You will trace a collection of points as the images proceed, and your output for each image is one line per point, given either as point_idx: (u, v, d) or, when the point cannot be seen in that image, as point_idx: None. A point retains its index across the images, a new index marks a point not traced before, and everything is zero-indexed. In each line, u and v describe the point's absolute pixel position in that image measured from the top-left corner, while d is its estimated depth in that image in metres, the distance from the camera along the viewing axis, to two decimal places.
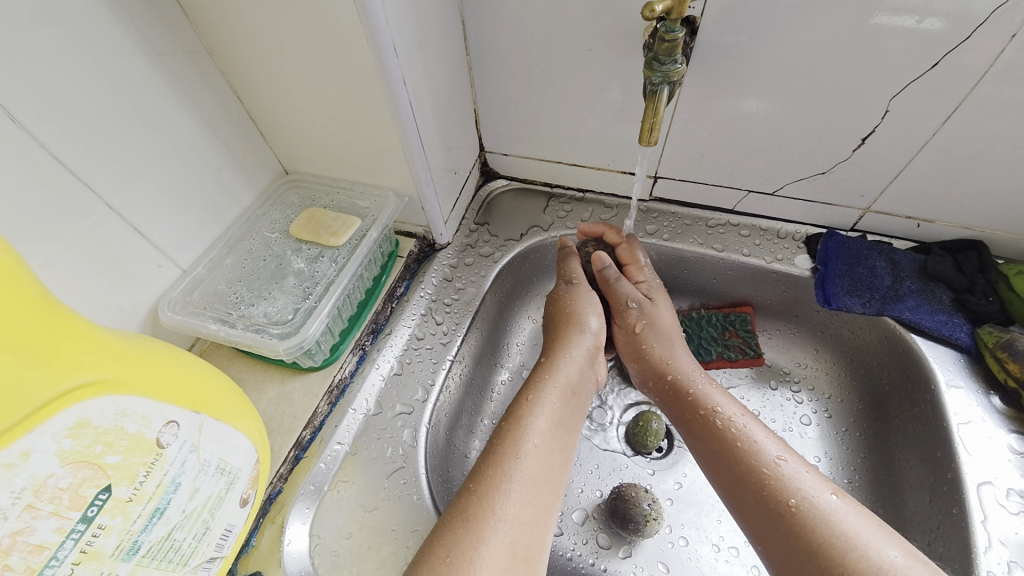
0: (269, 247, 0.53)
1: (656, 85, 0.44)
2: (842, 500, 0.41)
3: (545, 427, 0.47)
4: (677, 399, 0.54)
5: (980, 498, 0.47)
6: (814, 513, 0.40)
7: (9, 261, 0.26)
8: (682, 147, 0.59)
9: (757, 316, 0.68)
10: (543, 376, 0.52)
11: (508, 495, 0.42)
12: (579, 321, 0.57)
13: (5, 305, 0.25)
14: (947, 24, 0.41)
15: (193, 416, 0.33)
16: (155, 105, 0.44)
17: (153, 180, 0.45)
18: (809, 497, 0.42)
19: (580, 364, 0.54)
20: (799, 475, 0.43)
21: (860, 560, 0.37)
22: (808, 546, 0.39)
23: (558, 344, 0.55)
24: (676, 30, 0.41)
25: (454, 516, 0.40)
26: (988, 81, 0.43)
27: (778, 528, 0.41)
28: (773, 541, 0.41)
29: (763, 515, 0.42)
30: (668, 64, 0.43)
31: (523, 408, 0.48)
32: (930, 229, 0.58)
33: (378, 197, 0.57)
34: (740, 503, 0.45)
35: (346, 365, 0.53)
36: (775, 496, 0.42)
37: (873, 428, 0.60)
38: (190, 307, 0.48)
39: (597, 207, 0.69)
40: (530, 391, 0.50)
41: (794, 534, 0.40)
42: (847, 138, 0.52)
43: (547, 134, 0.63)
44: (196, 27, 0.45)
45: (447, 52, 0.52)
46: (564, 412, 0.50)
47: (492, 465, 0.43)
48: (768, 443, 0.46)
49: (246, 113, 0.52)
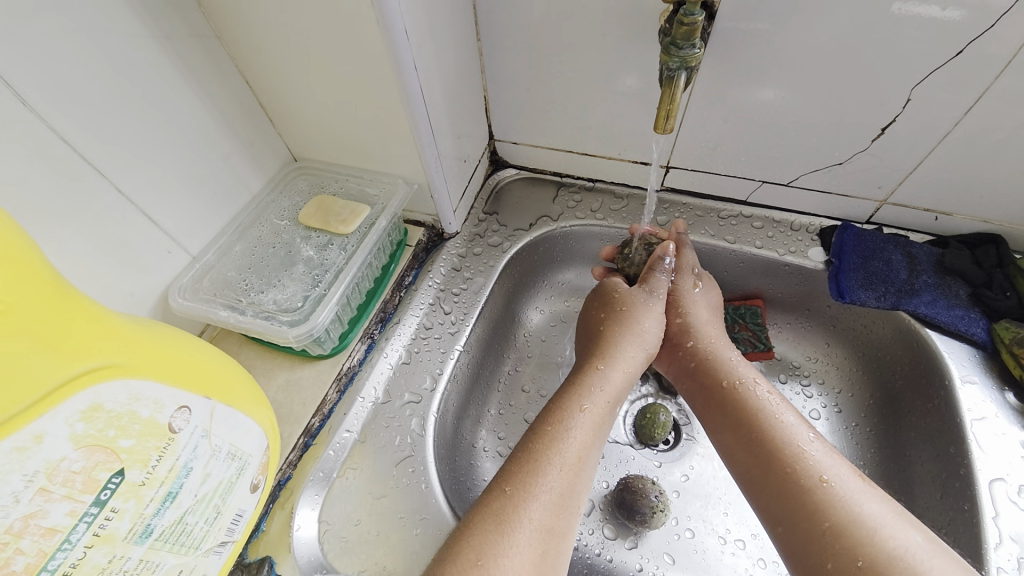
0: (278, 234, 0.53)
1: (673, 70, 0.43)
2: (868, 485, 0.41)
3: (585, 438, 0.46)
4: (707, 366, 0.53)
5: (992, 494, 0.47)
6: (840, 492, 0.40)
7: (19, 244, 0.25)
8: (695, 137, 0.58)
9: (768, 309, 0.68)
10: (588, 381, 0.50)
11: (541, 503, 0.41)
12: (640, 330, 0.54)
13: (16, 287, 0.25)
14: (978, 9, 0.39)
15: (204, 401, 0.33)
16: (164, 89, 0.43)
17: (162, 166, 0.44)
18: (837, 476, 0.41)
19: (630, 376, 0.53)
20: (828, 460, 0.43)
21: (887, 542, 0.37)
22: (831, 524, 0.39)
23: (613, 351, 0.53)
24: (697, 13, 0.40)
25: (486, 518, 0.40)
26: (1009, 73, 0.42)
27: (796, 512, 0.41)
28: (791, 516, 0.41)
29: (786, 501, 0.42)
30: (687, 48, 0.42)
31: (567, 417, 0.47)
32: (947, 222, 0.57)
33: (387, 185, 0.56)
34: (759, 488, 0.44)
35: (354, 353, 0.53)
36: (801, 477, 0.42)
37: (884, 422, 0.60)
38: (200, 294, 0.48)
39: (607, 197, 0.68)
40: (574, 398, 0.49)
41: (816, 510, 0.40)
42: (866, 128, 0.51)
43: (558, 122, 0.62)
44: (204, 10, 0.44)
45: (458, 37, 0.52)
46: (606, 422, 0.49)
47: (528, 471, 0.43)
48: (795, 424, 0.46)
49: (254, 99, 0.52)
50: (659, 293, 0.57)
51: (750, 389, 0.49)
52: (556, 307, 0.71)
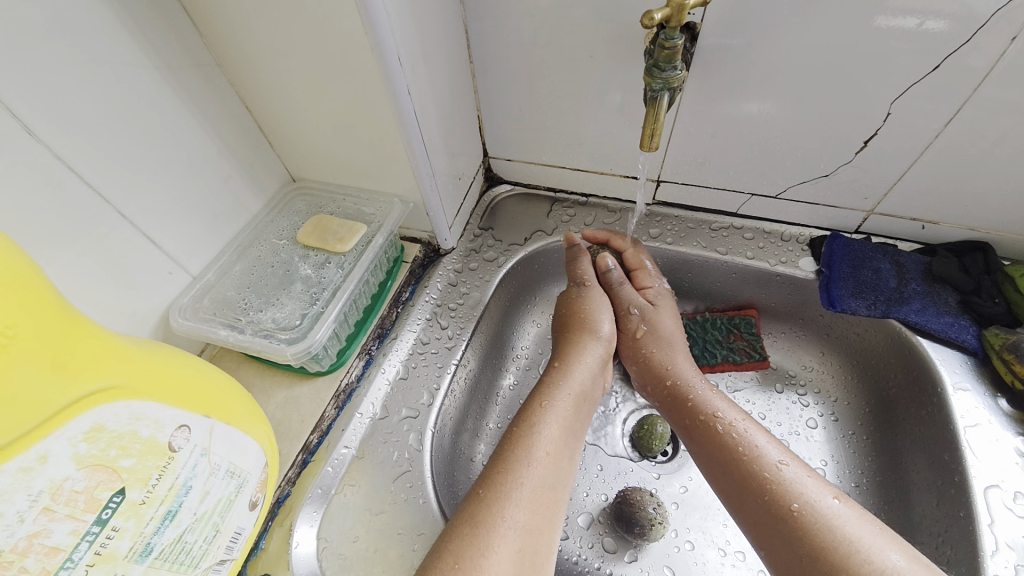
0: (277, 253, 0.54)
1: (656, 91, 0.45)
2: (844, 504, 0.41)
3: (554, 433, 0.47)
4: (677, 404, 0.54)
5: (987, 501, 0.47)
6: (817, 517, 0.40)
7: (27, 272, 0.26)
8: (685, 151, 0.59)
9: (762, 319, 0.68)
10: (552, 381, 0.52)
11: (516, 503, 0.42)
12: (591, 327, 0.57)
13: (27, 314, 0.25)
14: (958, 22, 0.41)
15: (204, 420, 0.34)
16: (167, 116, 0.45)
17: (163, 188, 0.46)
18: (811, 501, 0.41)
19: (592, 371, 0.54)
20: (805, 482, 0.43)
21: (865, 564, 0.37)
22: (811, 550, 0.39)
23: (569, 349, 0.56)
24: (676, 37, 0.41)
25: (463, 523, 0.40)
26: (991, 81, 0.43)
27: (780, 531, 0.41)
28: (775, 545, 0.42)
29: (767, 524, 0.42)
30: (669, 70, 0.43)
31: (533, 416, 0.48)
32: (935, 230, 0.58)
33: (384, 204, 0.58)
34: (743, 508, 0.45)
35: (352, 369, 0.53)
36: (778, 501, 0.42)
37: (880, 430, 0.60)
38: (201, 313, 0.48)
39: (600, 211, 0.69)
40: (539, 397, 0.50)
41: (796, 539, 0.40)
42: (850, 141, 0.52)
43: (551, 139, 0.64)
44: (206, 40, 0.46)
45: (451, 60, 0.53)
46: (574, 417, 0.50)
47: (502, 471, 0.43)
48: (762, 444, 0.46)
49: (254, 123, 0.53)
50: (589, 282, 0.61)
51: (722, 418, 0.49)
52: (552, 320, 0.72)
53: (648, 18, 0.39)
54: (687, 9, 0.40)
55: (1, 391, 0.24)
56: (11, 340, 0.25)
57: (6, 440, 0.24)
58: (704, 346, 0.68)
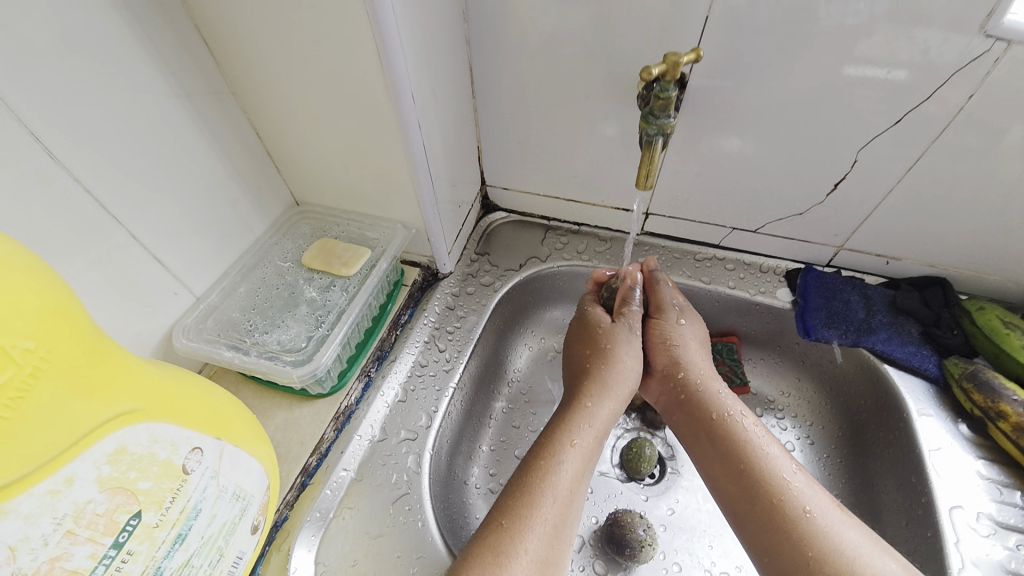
0: (281, 275, 0.55)
1: (651, 136, 0.48)
2: (845, 513, 0.44)
3: (577, 470, 0.48)
4: (690, 402, 0.54)
5: (953, 521, 0.50)
6: (819, 527, 0.43)
7: (66, 297, 0.27)
8: (672, 187, 0.63)
9: (743, 345, 0.72)
10: (579, 415, 0.51)
11: (536, 535, 0.43)
12: (630, 366, 0.55)
13: (64, 339, 0.26)
14: (917, 72, 0.46)
15: (215, 442, 0.34)
16: (183, 140, 0.46)
17: (174, 210, 0.47)
18: (820, 508, 0.44)
19: (618, 406, 0.54)
20: (810, 491, 0.45)
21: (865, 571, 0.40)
22: (819, 557, 0.41)
23: (603, 385, 0.54)
24: (670, 89, 0.45)
25: (485, 550, 0.41)
26: (950, 130, 0.49)
27: (784, 536, 0.43)
28: (775, 548, 0.44)
29: (773, 527, 0.44)
30: (663, 118, 0.47)
31: (559, 450, 0.48)
32: (898, 266, 0.63)
33: (387, 229, 0.59)
34: (746, 511, 0.46)
35: (352, 391, 0.54)
36: (786, 507, 0.45)
37: (853, 454, 0.63)
38: (204, 334, 0.49)
39: (592, 240, 0.73)
40: (565, 432, 0.50)
41: (802, 545, 0.42)
42: (822, 183, 0.57)
43: (547, 170, 0.67)
44: (223, 69, 0.48)
45: (456, 96, 0.57)
46: (595, 453, 0.50)
47: (523, 504, 0.44)
48: (771, 449, 0.49)
49: (263, 149, 0.55)
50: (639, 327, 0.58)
51: (735, 425, 0.51)
52: (544, 343, 0.74)
53: (648, 73, 0.43)
54: (681, 66, 0.44)
55: (36, 414, 0.24)
56: (50, 364, 0.25)
57: (38, 462, 0.24)
58: None
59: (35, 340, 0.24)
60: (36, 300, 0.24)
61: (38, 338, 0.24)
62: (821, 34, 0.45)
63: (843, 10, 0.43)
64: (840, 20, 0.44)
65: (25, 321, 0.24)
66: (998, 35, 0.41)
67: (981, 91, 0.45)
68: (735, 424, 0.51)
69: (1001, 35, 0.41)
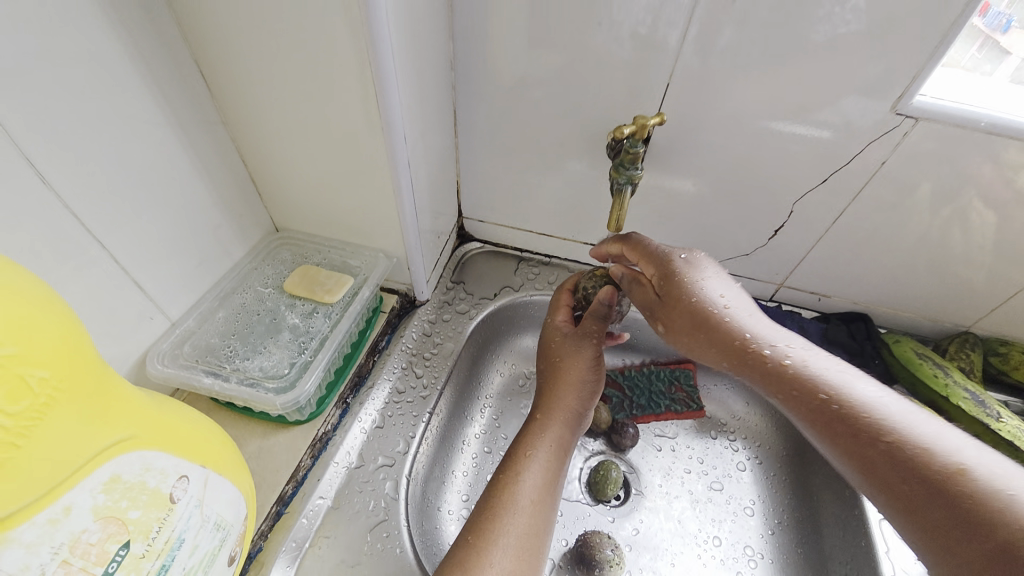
0: (262, 301, 0.55)
1: (621, 184, 0.54)
2: (927, 417, 0.39)
3: (537, 482, 0.50)
4: (751, 358, 0.45)
5: (883, 531, 0.57)
6: (914, 442, 0.37)
7: (76, 327, 0.27)
8: (636, 226, 0.69)
9: (698, 371, 0.78)
10: (535, 431, 0.54)
11: (500, 547, 0.45)
12: (576, 379, 0.56)
13: (74, 368, 0.26)
14: (837, 132, 0.54)
15: (200, 470, 0.34)
16: (171, 167, 0.47)
17: (157, 236, 0.47)
18: (901, 423, 0.38)
19: (573, 418, 0.56)
20: (877, 398, 0.41)
21: (983, 490, 0.34)
22: (918, 473, 0.36)
23: (555, 399, 0.56)
24: (638, 146, 0.51)
25: (453, 567, 0.43)
26: (874, 180, 0.57)
27: (880, 453, 0.38)
28: (876, 466, 0.38)
29: (861, 438, 0.39)
30: (631, 170, 0.53)
31: (517, 464, 0.51)
32: (828, 301, 0.71)
33: (369, 258, 0.61)
34: (820, 424, 0.41)
35: (329, 418, 0.54)
36: (874, 427, 0.39)
37: (795, 472, 0.69)
38: (180, 360, 0.48)
39: (562, 271, 0.77)
40: (523, 446, 0.53)
41: (895, 454, 0.37)
42: (764, 228, 0.65)
43: (522, 206, 0.72)
44: (216, 100, 0.49)
45: (441, 135, 0.60)
46: (554, 467, 0.52)
47: (487, 519, 0.47)
48: (836, 388, 0.42)
49: (248, 176, 0.56)
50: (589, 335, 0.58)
51: (788, 365, 0.44)
52: (515, 368, 0.76)
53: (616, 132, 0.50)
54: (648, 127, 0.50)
55: (43, 442, 0.25)
56: (60, 393, 0.26)
57: (41, 491, 0.25)
58: (650, 396, 0.76)
59: (49, 369, 0.25)
60: (54, 330, 0.25)
61: (52, 368, 0.25)
62: (763, 104, 0.53)
63: (780, 87, 0.52)
64: (777, 94, 0.52)
65: (41, 350, 0.24)
66: (908, 113, 0.50)
67: (890, 158, 0.54)
68: (795, 372, 0.43)
69: (909, 113, 0.50)
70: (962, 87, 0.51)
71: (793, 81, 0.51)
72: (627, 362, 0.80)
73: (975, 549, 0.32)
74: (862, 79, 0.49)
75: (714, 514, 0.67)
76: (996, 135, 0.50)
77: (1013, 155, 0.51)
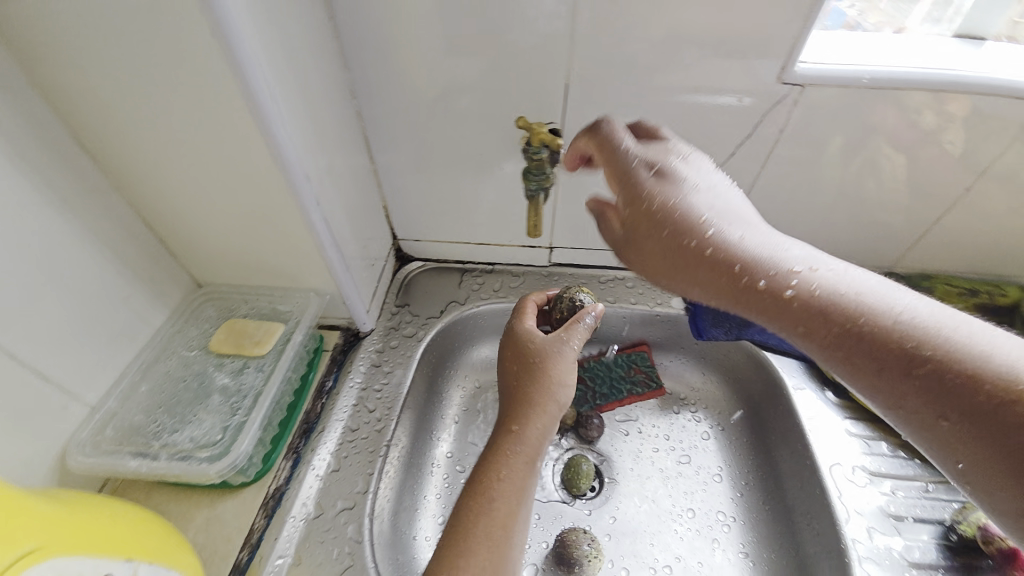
0: (187, 365, 0.53)
1: (534, 190, 0.55)
2: (912, 298, 0.37)
3: (510, 503, 0.49)
4: (735, 274, 0.41)
5: (831, 477, 0.61)
6: (933, 343, 0.34)
7: None
8: (567, 222, 0.71)
9: (654, 351, 0.80)
10: (507, 444, 0.52)
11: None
12: (555, 381, 0.55)
13: None
14: (730, 118, 0.57)
15: (124, 564, 0.34)
16: (60, 245, 0.44)
17: (57, 320, 0.44)
18: (899, 310, 0.36)
19: (549, 426, 0.54)
20: (862, 284, 0.39)
21: (983, 362, 0.32)
22: (937, 363, 0.33)
23: (530, 405, 0.53)
24: (540, 151, 0.54)
25: None
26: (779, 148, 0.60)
27: (884, 349, 0.35)
28: (887, 367, 0.35)
29: (854, 328, 0.36)
30: (540, 174, 0.55)
31: (488, 488, 0.49)
32: None
33: (300, 299, 0.59)
34: (811, 322, 0.38)
35: (279, 473, 0.53)
36: (874, 323, 0.36)
37: (752, 434, 0.71)
38: (103, 446, 0.46)
39: (506, 277, 0.78)
40: (494, 464, 0.51)
41: (911, 355, 0.34)
42: None
43: (452, 219, 0.72)
44: (99, 166, 0.46)
45: (353, 163, 0.60)
46: (526, 483, 0.51)
47: (455, 549, 0.46)
48: (809, 269, 0.40)
49: (155, 238, 0.53)
50: (568, 341, 0.58)
51: (795, 277, 0.39)
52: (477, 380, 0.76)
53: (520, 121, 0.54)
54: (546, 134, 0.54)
55: None
56: None
57: None
58: (611, 384, 0.77)
59: None
60: None
61: None
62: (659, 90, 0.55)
63: (673, 71, 0.53)
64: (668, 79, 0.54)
65: None
66: (792, 81, 0.53)
67: (788, 123, 0.57)
68: (756, 251, 0.41)
69: (794, 81, 0.53)
70: (843, 47, 0.54)
71: (684, 63, 0.53)
72: (586, 353, 0.80)
73: (1011, 423, 0.30)
74: (746, 53, 0.51)
75: (686, 488, 0.69)
76: (877, 88, 0.53)
77: (895, 102, 0.54)
